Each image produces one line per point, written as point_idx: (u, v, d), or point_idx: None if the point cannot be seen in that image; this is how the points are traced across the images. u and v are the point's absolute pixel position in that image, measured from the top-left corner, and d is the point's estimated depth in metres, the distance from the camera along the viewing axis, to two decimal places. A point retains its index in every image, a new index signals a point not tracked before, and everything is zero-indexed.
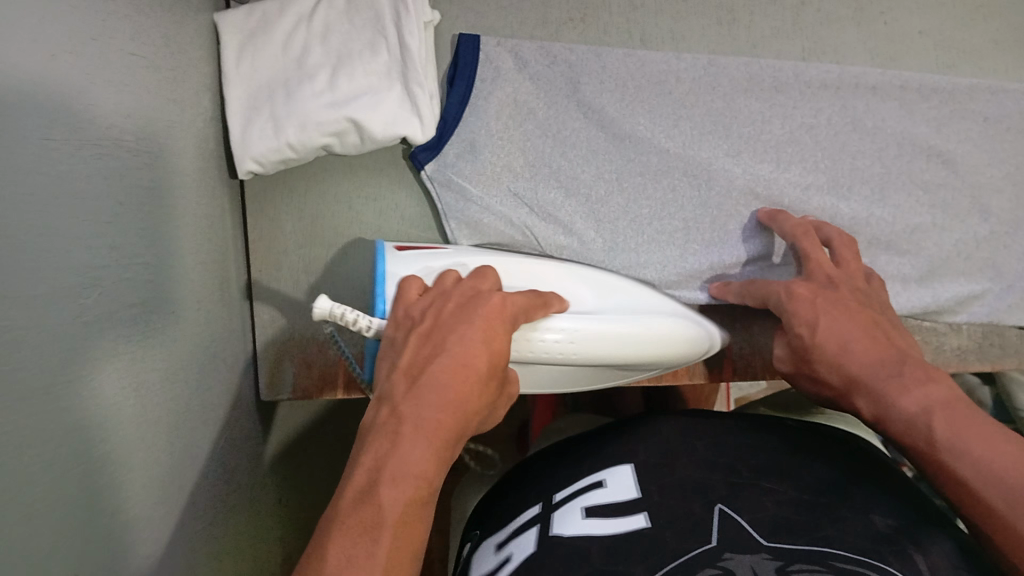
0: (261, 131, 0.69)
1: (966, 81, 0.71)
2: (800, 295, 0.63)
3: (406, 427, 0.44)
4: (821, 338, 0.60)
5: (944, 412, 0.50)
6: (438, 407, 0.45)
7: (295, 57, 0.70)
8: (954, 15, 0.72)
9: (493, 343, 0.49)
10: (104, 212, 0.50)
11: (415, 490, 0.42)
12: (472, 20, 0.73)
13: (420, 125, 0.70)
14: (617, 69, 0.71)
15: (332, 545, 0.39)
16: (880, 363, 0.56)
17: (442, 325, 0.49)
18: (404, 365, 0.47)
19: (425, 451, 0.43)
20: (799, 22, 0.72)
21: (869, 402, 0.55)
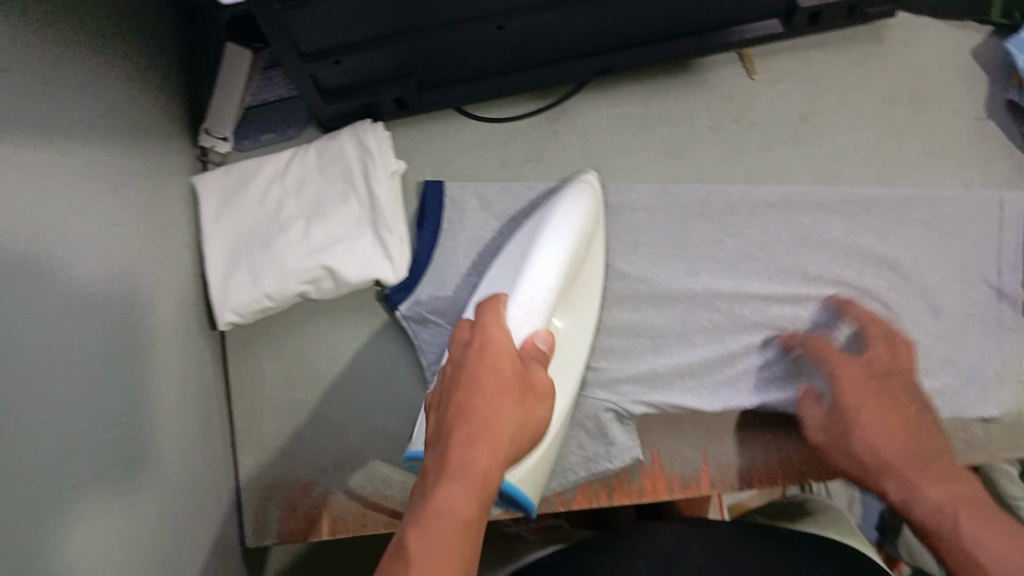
0: (242, 283, 0.72)
1: (903, 191, 0.73)
2: (850, 389, 0.65)
3: (431, 479, 0.49)
4: (863, 423, 0.63)
5: (970, 508, 0.54)
6: (486, 439, 0.50)
7: (271, 211, 0.74)
8: (888, 136, 0.74)
9: (496, 382, 0.53)
10: (85, 373, 0.51)
11: (461, 527, 0.46)
12: (437, 164, 0.77)
13: (391, 268, 0.73)
14: None
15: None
16: (915, 456, 0.60)
17: (448, 378, 0.56)
18: (460, 399, 0.53)
19: (466, 490, 0.47)
20: (739, 148, 0.75)
21: (899, 486, 0.59)
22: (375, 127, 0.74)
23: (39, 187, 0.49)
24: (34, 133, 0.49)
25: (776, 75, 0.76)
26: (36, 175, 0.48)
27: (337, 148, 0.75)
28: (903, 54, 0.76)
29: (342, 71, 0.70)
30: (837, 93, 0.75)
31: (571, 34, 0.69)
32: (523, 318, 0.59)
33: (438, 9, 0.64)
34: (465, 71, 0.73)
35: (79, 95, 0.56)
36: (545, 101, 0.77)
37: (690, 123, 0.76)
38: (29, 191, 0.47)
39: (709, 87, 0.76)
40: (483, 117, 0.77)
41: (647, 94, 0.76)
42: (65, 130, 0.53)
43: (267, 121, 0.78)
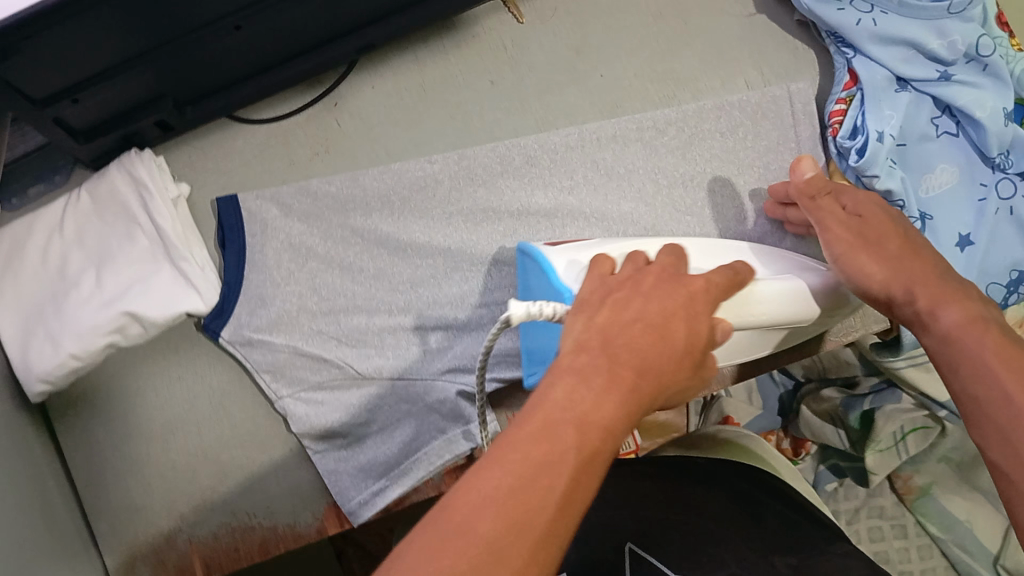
0: (44, 349, 0.67)
1: (692, 106, 0.72)
2: (876, 219, 0.57)
3: (555, 403, 0.35)
4: (887, 257, 0.55)
5: (995, 336, 0.47)
6: (639, 372, 0.38)
7: (56, 266, 0.69)
8: (665, 53, 0.73)
9: (654, 347, 0.39)
10: None
11: (595, 446, 0.35)
12: (222, 180, 0.73)
13: (199, 297, 0.69)
14: (377, 186, 0.72)
15: (502, 452, 0.33)
16: (933, 279, 0.53)
17: (606, 322, 0.40)
18: (604, 323, 0.40)
19: (616, 405, 0.36)
20: (524, 98, 0.73)
21: (930, 298, 0.51)
22: (140, 155, 0.70)
23: None
24: None
25: (542, 16, 0.75)
26: None
27: (110, 187, 0.70)
28: None
29: (87, 108, 0.64)
30: (606, 22, 0.74)
31: (324, 18, 0.66)
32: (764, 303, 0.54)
33: (179, 20, 0.59)
34: (226, 78, 0.69)
35: None
36: (318, 90, 0.74)
37: (470, 82, 0.74)
38: None
39: (480, 42, 0.74)
40: (256, 120, 0.73)
41: (421, 62, 0.74)
42: None
43: (32, 174, 0.73)
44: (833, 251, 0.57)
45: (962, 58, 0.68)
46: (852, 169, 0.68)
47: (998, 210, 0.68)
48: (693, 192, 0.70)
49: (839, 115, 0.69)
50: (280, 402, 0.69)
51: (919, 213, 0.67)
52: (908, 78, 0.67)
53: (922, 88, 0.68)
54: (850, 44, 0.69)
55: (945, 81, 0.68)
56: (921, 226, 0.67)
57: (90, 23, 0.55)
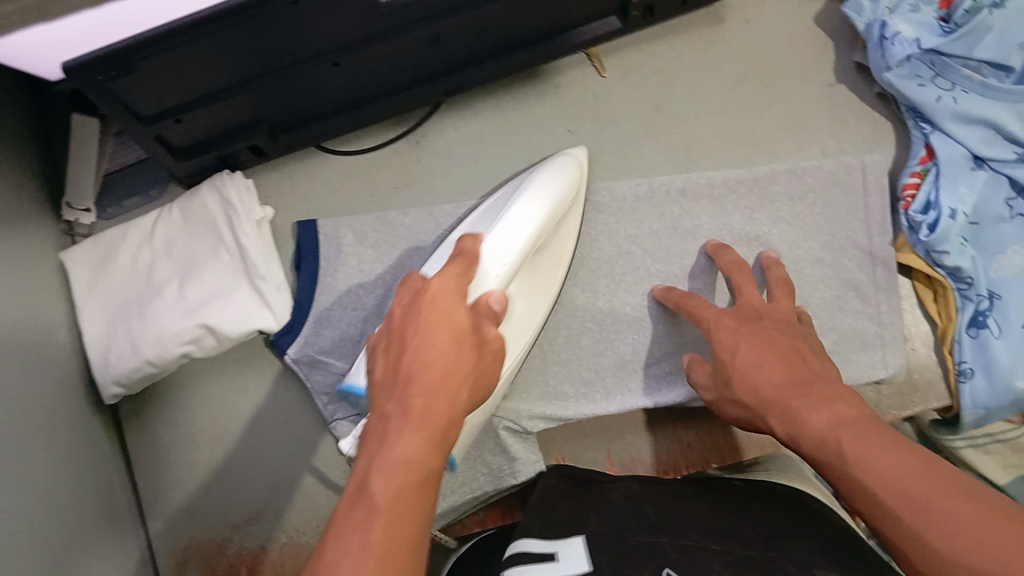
0: (123, 353, 0.71)
1: (765, 168, 0.73)
2: (716, 330, 0.61)
3: (376, 437, 0.42)
4: (739, 364, 0.57)
5: (852, 426, 0.45)
6: (426, 396, 0.43)
7: (144, 275, 0.73)
8: (744, 114, 0.74)
9: (438, 370, 0.44)
10: None
11: (415, 478, 0.40)
12: (304, 206, 0.76)
13: (272, 316, 0.72)
14: (449, 222, 0.74)
15: (352, 519, 0.38)
16: (787, 380, 0.53)
17: (391, 362, 0.47)
18: (408, 360, 0.45)
19: (416, 439, 0.41)
20: (599, 148, 0.74)
21: (780, 419, 0.51)
22: (232, 176, 0.74)
23: None
24: None
25: (625, 70, 0.75)
26: None
27: (201, 204, 0.74)
28: (746, 32, 0.76)
29: (186, 129, 0.69)
30: (686, 79, 0.75)
31: (409, 60, 0.69)
32: (497, 250, 0.57)
33: (281, 52, 0.62)
34: (315, 110, 0.72)
35: None
36: (403, 128, 0.77)
37: (547, 128, 0.75)
38: None
39: (560, 91, 0.76)
40: (342, 151, 0.76)
41: (501, 106, 0.76)
42: None
43: (130, 184, 0.77)
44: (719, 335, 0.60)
45: None
46: (921, 244, 0.68)
47: None
48: (759, 253, 0.71)
49: (911, 189, 0.69)
50: (334, 422, 0.73)
51: (989, 291, 0.66)
52: (987, 157, 0.67)
53: (1000, 169, 0.68)
54: (929, 120, 0.69)
55: (1023, 164, 0.67)
56: (989, 305, 0.66)
57: (195, 53, 0.59)
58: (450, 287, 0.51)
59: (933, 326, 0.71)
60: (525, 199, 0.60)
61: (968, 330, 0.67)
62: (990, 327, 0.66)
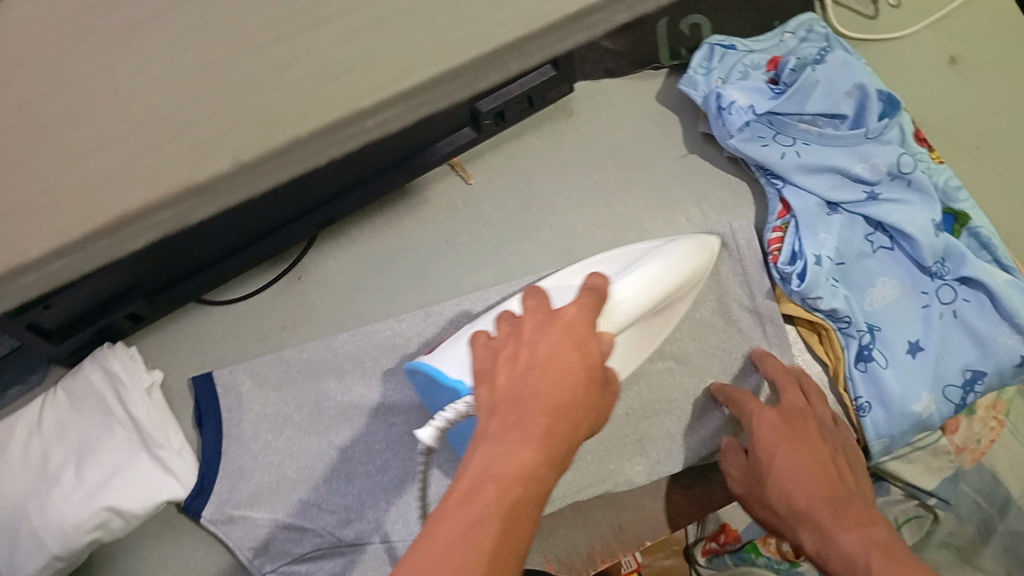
0: (28, 552, 0.67)
1: (641, 246, 0.75)
2: (761, 432, 0.64)
3: (490, 426, 0.38)
4: (779, 471, 0.62)
5: (879, 554, 0.54)
6: (546, 415, 0.38)
7: (36, 468, 0.70)
8: (612, 196, 0.76)
9: (568, 377, 0.40)
10: None
11: (528, 491, 0.36)
12: (195, 364, 0.75)
13: (179, 483, 0.70)
14: (348, 350, 0.74)
15: (441, 526, 0.34)
16: (833, 497, 0.59)
17: (501, 367, 0.42)
18: (509, 382, 0.41)
19: (533, 450, 0.37)
20: (479, 253, 0.76)
21: (812, 534, 0.59)
22: (114, 347, 0.72)
23: None
24: None
25: (490, 174, 0.77)
26: None
27: (84, 382, 0.72)
28: (599, 118, 0.78)
29: (58, 313, 0.67)
30: (551, 172, 0.77)
31: (278, 204, 0.69)
32: (630, 287, 0.55)
33: None
34: (191, 267, 0.71)
35: None
36: (280, 268, 0.77)
37: (426, 242, 0.77)
38: None
39: (433, 204, 0.77)
40: (224, 300, 0.76)
41: (376, 227, 0.77)
42: None
43: (7, 378, 0.74)
44: (767, 431, 0.64)
45: (887, 177, 0.72)
46: (796, 294, 0.71)
47: (943, 315, 0.70)
48: None
49: (777, 243, 0.72)
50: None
51: (867, 326, 0.70)
52: (838, 201, 0.71)
53: (853, 209, 0.72)
54: (778, 174, 0.72)
55: (874, 201, 0.71)
56: (870, 339, 0.70)
57: None
58: (588, 316, 0.47)
59: (825, 367, 0.73)
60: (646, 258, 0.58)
61: (856, 365, 0.70)
62: (876, 358, 0.69)
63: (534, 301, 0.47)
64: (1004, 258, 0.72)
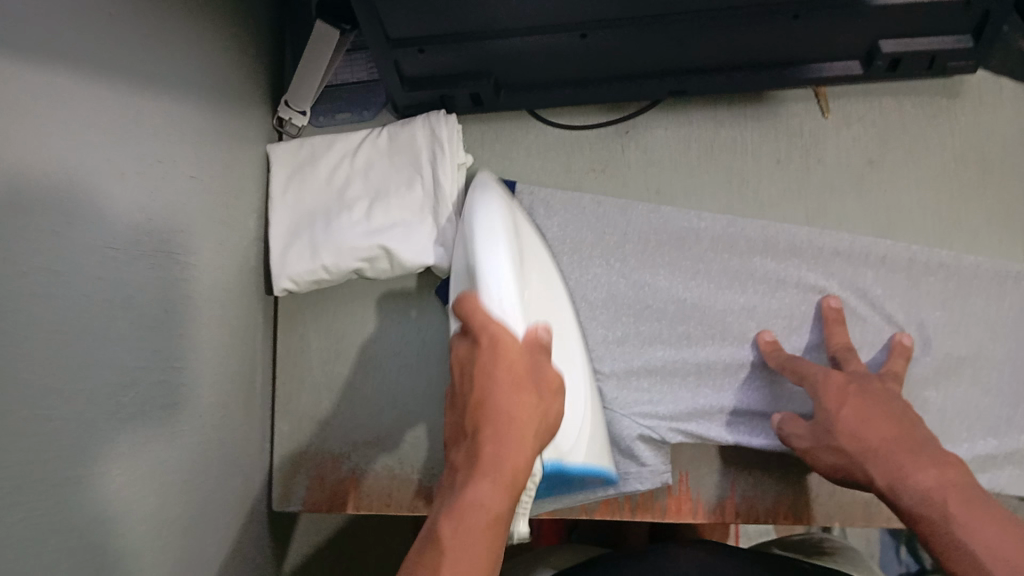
0: (300, 252, 0.74)
1: (963, 255, 0.72)
2: (834, 386, 0.62)
3: (461, 473, 0.45)
4: (847, 418, 0.60)
5: (959, 493, 0.51)
6: (500, 425, 0.46)
7: (336, 188, 0.77)
8: (955, 192, 0.73)
9: (513, 395, 0.47)
10: (138, 298, 0.55)
11: (494, 522, 0.43)
12: (501, 169, 0.78)
13: (446, 257, 0.74)
14: (642, 222, 0.75)
15: (472, 498, 0.43)
16: (899, 439, 0.57)
17: (473, 380, 0.49)
18: (489, 368, 0.49)
19: (492, 490, 0.44)
20: (803, 187, 0.75)
21: (886, 472, 0.55)
22: (447, 117, 0.76)
23: (115, 116, 0.53)
24: (119, 63, 0.54)
25: (848, 118, 0.75)
26: (115, 106, 0.53)
27: (408, 137, 0.77)
28: (978, 115, 0.75)
29: (423, 62, 0.72)
30: (907, 144, 0.74)
31: (649, 58, 0.71)
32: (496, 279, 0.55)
33: (536, 15, 0.65)
34: (544, 77, 0.74)
35: (157, 48, 0.59)
36: (616, 115, 0.78)
37: (757, 154, 0.76)
38: (105, 117, 0.52)
39: (780, 121, 0.76)
40: (553, 122, 0.79)
41: (718, 119, 0.76)
42: (152, 71, 0.58)
43: (344, 103, 0.81)
44: (828, 386, 0.63)
45: None
46: None
47: None
48: (940, 332, 0.71)
49: None
50: None
51: None
52: None
53: None
54: None
55: None
56: None
57: None
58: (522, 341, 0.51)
59: None
60: (495, 252, 0.57)
61: None
62: None
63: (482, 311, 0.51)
64: None
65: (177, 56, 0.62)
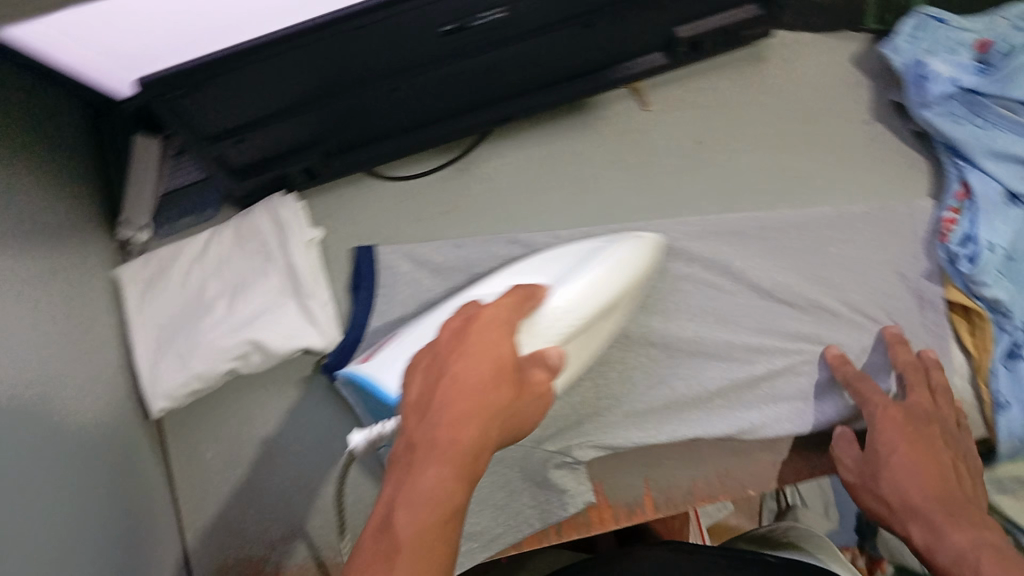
0: (171, 367, 0.73)
1: (813, 209, 0.74)
2: (883, 429, 0.64)
3: (408, 455, 0.46)
4: (894, 466, 0.62)
5: (993, 557, 0.52)
6: (445, 426, 0.45)
7: (193, 294, 0.75)
8: (788, 149, 0.76)
9: (472, 399, 0.46)
10: (34, 460, 0.52)
11: (432, 511, 0.43)
12: (356, 234, 0.78)
13: (319, 334, 0.73)
14: (505, 253, 0.76)
15: (401, 501, 0.44)
16: (948, 499, 0.58)
17: (419, 408, 0.48)
18: (441, 374, 0.49)
19: (440, 464, 0.44)
20: (644, 179, 0.77)
21: (925, 531, 0.58)
22: (284, 199, 0.76)
23: None
24: None
25: (668, 103, 0.78)
26: None
27: (252, 224, 0.76)
28: (788, 71, 0.78)
29: (245, 150, 0.71)
30: (727, 115, 0.77)
31: (466, 89, 0.72)
32: (564, 300, 0.61)
33: (347, 72, 0.65)
34: (371, 134, 0.74)
35: None
36: (450, 154, 0.79)
37: (594, 158, 0.78)
38: None
39: (607, 121, 0.78)
40: (393, 176, 0.79)
41: (550, 134, 0.78)
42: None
43: (183, 207, 0.79)
44: (880, 426, 0.64)
45: None
46: (961, 276, 0.70)
47: None
48: (807, 287, 0.72)
49: (948, 223, 0.71)
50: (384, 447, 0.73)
51: None
52: None
53: None
54: (965, 157, 0.71)
55: None
56: None
57: (254, 74, 0.61)
58: (499, 318, 0.54)
59: (970, 358, 0.72)
60: (574, 278, 0.64)
61: (1003, 361, 0.69)
62: None
63: (493, 311, 0.55)
64: None
65: (12, 201, 0.59)
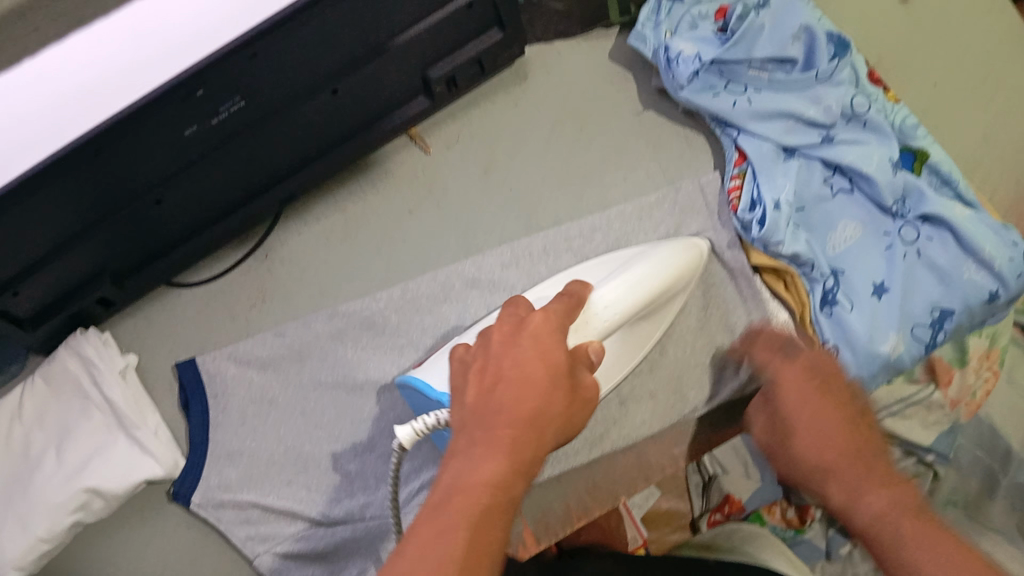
0: (12, 533, 0.67)
1: (614, 212, 0.76)
2: (789, 382, 0.59)
3: (460, 458, 0.44)
4: (795, 422, 0.57)
5: (911, 519, 0.48)
6: (506, 438, 0.44)
7: (20, 452, 0.71)
8: (572, 158, 0.78)
9: (511, 426, 0.44)
10: None
11: (476, 526, 0.41)
12: (176, 351, 0.76)
13: (157, 462, 0.70)
14: (330, 328, 0.75)
15: (454, 512, 0.41)
16: (859, 449, 0.53)
17: (478, 405, 0.46)
18: (474, 401, 0.47)
19: (491, 482, 0.42)
20: (443, 222, 0.77)
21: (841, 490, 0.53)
22: (87, 334, 0.73)
23: None
24: None
25: (446, 142, 0.80)
26: None
27: (59, 367, 0.72)
28: (550, 84, 0.81)
29: (28, 301, 0.67)
30: (506, 140, 0.79)
31: (241, 177, 0.70)
32: (610, 298, 0.59)
33: (120, 187, 0.62)
34: (159, 246, 0.72)
35: None
36: (248, 247, 0.78)
37: (393, 214, 0.78)
38: None
39: (395, 174, 0.79)
40: (194, 281, 0.77)
41: (344, 200, 0.79)
42: None
43: None
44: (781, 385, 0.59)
45: (842, 119, 0.72)
46: (758, 241, 0.70)
47: (907, 254, 0.70)
48: None
49: (737, 191, 0.72)
50: (257, 558, 0.69)
51: (831, 270, 0.70)
52: (794, 146, 0.71)
53: (809, 154, 0.72)
54: (732, 124, 0.73)
55: (829, 143, 0.72)
56: (834, 282, 0.70)
57: (33, 210, 0.57)
58: (554, 324, 0.51)
59: (791, 314, 0.72)
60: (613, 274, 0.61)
61: (822, 310, 0.69)
62: (841, 302, 0.69)
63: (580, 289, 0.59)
64: (967, 193, 0.72)
65: None
